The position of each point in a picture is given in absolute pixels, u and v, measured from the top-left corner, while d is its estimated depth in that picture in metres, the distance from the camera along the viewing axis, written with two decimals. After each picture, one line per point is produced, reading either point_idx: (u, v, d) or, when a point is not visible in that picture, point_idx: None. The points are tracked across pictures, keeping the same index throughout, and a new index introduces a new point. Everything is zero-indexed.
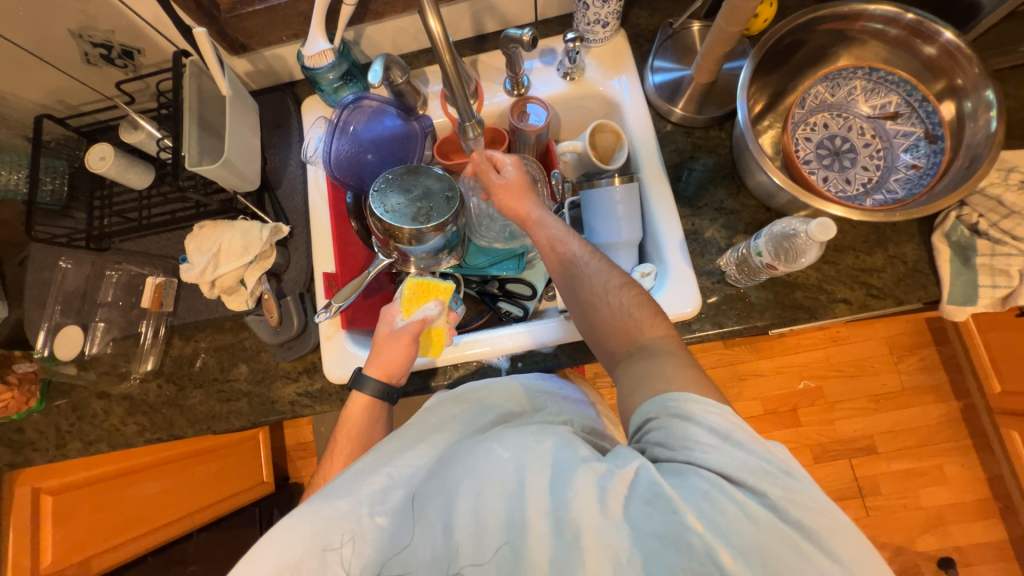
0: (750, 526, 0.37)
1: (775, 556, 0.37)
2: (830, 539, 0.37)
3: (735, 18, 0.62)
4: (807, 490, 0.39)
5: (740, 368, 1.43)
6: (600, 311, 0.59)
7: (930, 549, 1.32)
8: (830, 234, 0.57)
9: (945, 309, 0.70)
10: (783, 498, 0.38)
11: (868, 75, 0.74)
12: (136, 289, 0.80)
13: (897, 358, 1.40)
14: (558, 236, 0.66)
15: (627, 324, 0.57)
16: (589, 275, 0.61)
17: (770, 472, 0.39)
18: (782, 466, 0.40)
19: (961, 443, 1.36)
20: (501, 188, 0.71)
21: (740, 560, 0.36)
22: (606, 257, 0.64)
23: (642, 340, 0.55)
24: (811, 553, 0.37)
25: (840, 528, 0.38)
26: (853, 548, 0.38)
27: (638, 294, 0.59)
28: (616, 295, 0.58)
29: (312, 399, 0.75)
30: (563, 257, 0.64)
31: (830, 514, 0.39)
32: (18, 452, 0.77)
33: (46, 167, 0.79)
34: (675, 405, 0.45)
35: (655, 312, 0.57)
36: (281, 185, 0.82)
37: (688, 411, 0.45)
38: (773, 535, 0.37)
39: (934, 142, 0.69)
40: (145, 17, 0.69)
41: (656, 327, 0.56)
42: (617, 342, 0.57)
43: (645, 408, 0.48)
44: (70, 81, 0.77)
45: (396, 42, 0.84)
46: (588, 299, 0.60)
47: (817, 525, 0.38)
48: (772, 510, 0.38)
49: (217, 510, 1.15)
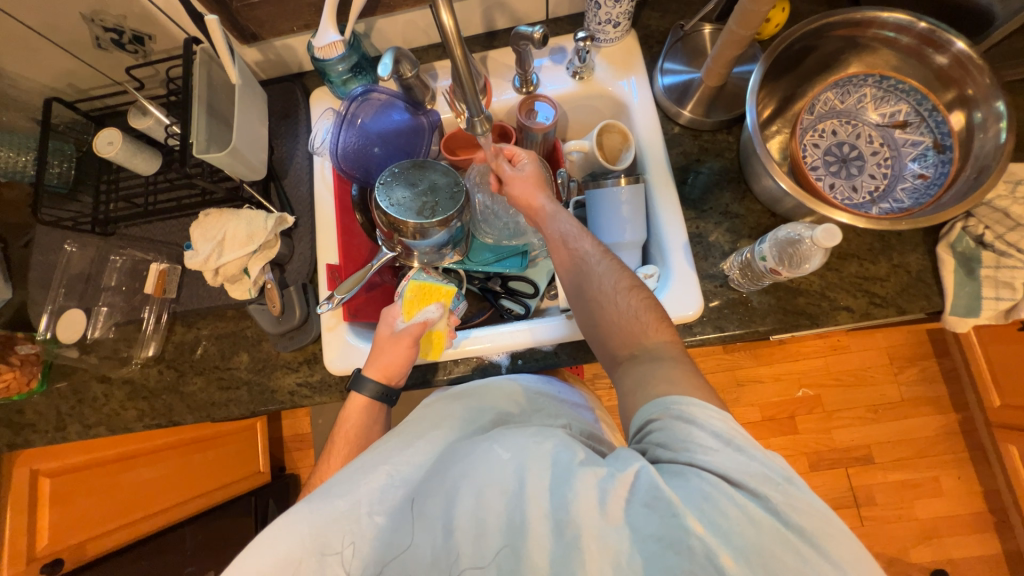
0: (751, 528, 0.37)
1: (774, 558, 0.37)
2: (826, 542, 0.38)
3: (747, 22, 0.62)
4: (806, 495, 0.39)
5: (739, 373, 1.43)
6: (607, 310, 0.59)
7: (923, 561, 1.32)
8: (836, 241, 0.57)
9: (948, 320, 0.70)
10: (782, 502, 0.39)
11: (878, 83, 0.74)
12: (140, 275, 0.80)
13: (897, 368, 1.40)
14: (569, 232, 0.65)
15: (632, 327, 0.57)
16: (598, 274, 0.61)
17: (770, 477, 0.40)
18: (783, 472, 0.40)
19: (958, 456, 1.36)
20: (515, 181, 0.70)
21: (740, 561, 0.36)
22: (617, 258, 0.64)
23: (646, 344, 0.55)
24: (809, 556, 0.37)
25: (837, 532, 0.38)
26: (851, 553, 0.38)
27: (646, 297, 0.59)
28: (625, 297, 0.58)
29: (311, 389, 0.75)
30: (573, 253, 0.64)
31: (826, 519, 0.39)
32: (18, 434, 0.77)
33: (55, 149, 0.79)
34: (678, 407, 0.46)
35: (660, 317, 0.58)
36: (286, 175, 0.82)
37: (690, 414, 0.45)
38: (773, 538, 0.37)
39: (942, 152, 0.69)
40: (157, 4, 0.70)
41: (661, 333, 0.56)
42: (620, 343, 0.57)
43: (647, 409, 0.48)
44: (80, 65, 0.77)
45: (406, 35, 0.84)
46: (594, 297, 0.60)
47: (814, 528, 0.38)
48: (771, 514, 0.38)
49: (214, 498, 1.15)
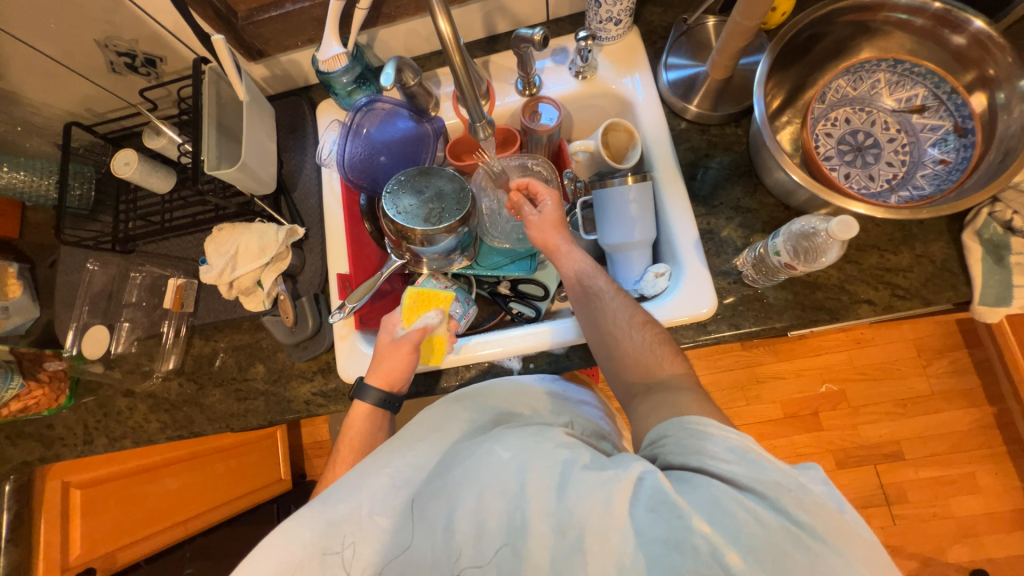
0: (760, 529, 0.36)
1: (784, 558, 0.35)
2: (840, 542, 0.36)
3: (751, 12, 0.60)
4: (819, 498, 0.37)
5: (760, 370, 1.40)
6: (621, 345, 0.58)
7: (963, 561, 1.26)
8: (852, 232, 0.55)
9: (977, 310, 0.66)
10: (793, 504, 0.37)
11: (892, 67, 0.71)
12: (159, 290, 0.83)
13: (926, 361, 1.34)
14: (585, 269, 0.66)
15: (647, 360, 0.56)
16: (613, 310, 0.61)
17: (782, 484, 0.37)
18: (796, 478, 0.38)
19: (995, 451, 1.30)
20: (537, 222, 0.71)
21: (748, 560, 0.35)
22: (629, 294, 0.64)
23: (661, 376, 0.54)
24: (822, 553, 0.35)
25: (850, 531, 0.37)
26: (866, 553, 0.36)
27: (659, 333, 0.58)
28: (639, 332, 0.58)
29: (325, 398, 0.76)
30: (587, 289, 0.64)
31: (842, 520, 0.37)
32: (49, 448, 0.81)
33: (75, 172, 0.82)
34: (694, 425, 0.44)
35: (675, 351, 0.57)
36: (296, 188, 0.84)
37: (705, 431, 0.43)
38: (784, 537, 0.35)
39: (963, 136, 0.66)
40: (166, 27, 0.71)
41: (676, 365, 0.55)
42: (635, 376, 0.56)
43: (662, 426, 0.46)
44: (98, 90, 0.80)
45: (408, 44, 0.85)
46: (609, 332, 0.59)
47: (828, 529, 0.36)
48: (781, 514, 0.36)
49: (237, 507, 1.18)
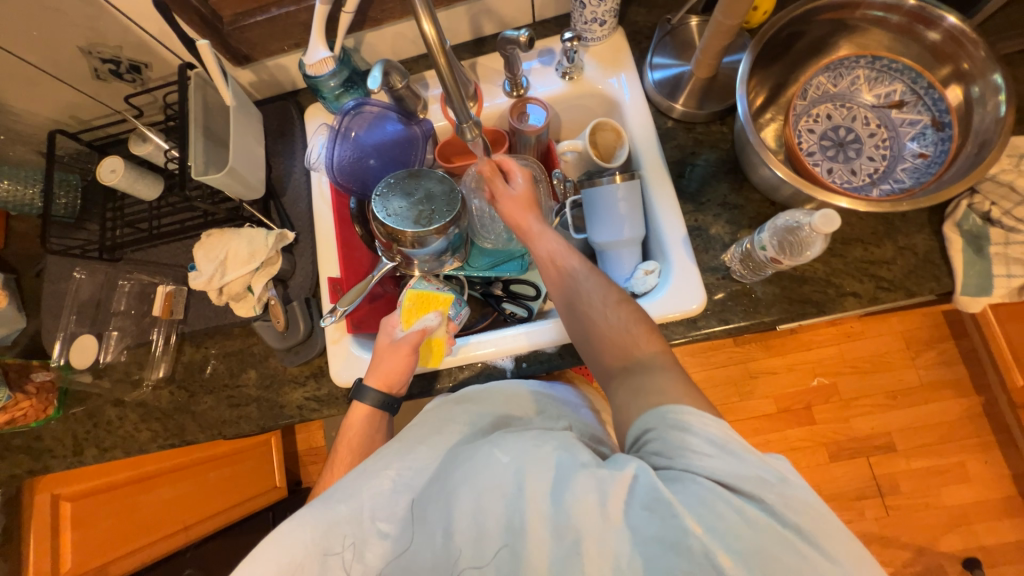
0: (748, 530, 0.37)
1: (772, 558, 0.36)
2: (822, 538, 0.37)
3: (732, 12, 0.62)
4: (802, 494, 0.38)
5: (751, 365, 1.41)
6: (597, 325, 0.58)
7: (954, 549, 1.28)
8: (835, 225, 0.56)
9: (959, 300, 0.68)
10: (779, 503, 0.38)
11: (870, 64, 0.73)
12: (148, 298, 0.82)
13: (914, 353, 1.37)
14: (559, 250, 0.67)
15: (624, 340, 0.56)
16: (588, 290, 0.61)
17: (765, 479, 0.38)
18: (777, 472, 0.39)
19: (982, 440, 1.32)
20: (510, 199, 0.72)
21: (738, 561, 0.36)
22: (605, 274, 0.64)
23: (639, 356, 0.54)
24: (807, 553, 0.36)
25: (830, 526, 0.38)
26: (849, 549, 0.37)
27: (635, 311, 0.58)
28: (613, 311, 0.58)
29: (319, 402, 0.75)
30: (561, 270, 0.65)
31: (822, 515, 0.38)
32: (37, 460, 0.80)
33: (60, 181, 0.82)
34: (673, 416, 0.43)
35: (651, 329, 0.56)
36: (285, 193, 0.83)
37: (685, 422, 0.43)
38: (771, 537, 0.36)
39: (941, 130, 0.68)
40: (151, 33, 0.72)
41: (652, 344, 0.55)
42: (613, 357, 0.56)
43: (643, 419, 0.46)
44: (82, 98, 0.79)
45: (395, 47, 0.85)
46: (584, 312, 0.60)
47: (811, 527, 0.37)
48: (769, 514, 0.37)
49: (232, 515, 1.17)
